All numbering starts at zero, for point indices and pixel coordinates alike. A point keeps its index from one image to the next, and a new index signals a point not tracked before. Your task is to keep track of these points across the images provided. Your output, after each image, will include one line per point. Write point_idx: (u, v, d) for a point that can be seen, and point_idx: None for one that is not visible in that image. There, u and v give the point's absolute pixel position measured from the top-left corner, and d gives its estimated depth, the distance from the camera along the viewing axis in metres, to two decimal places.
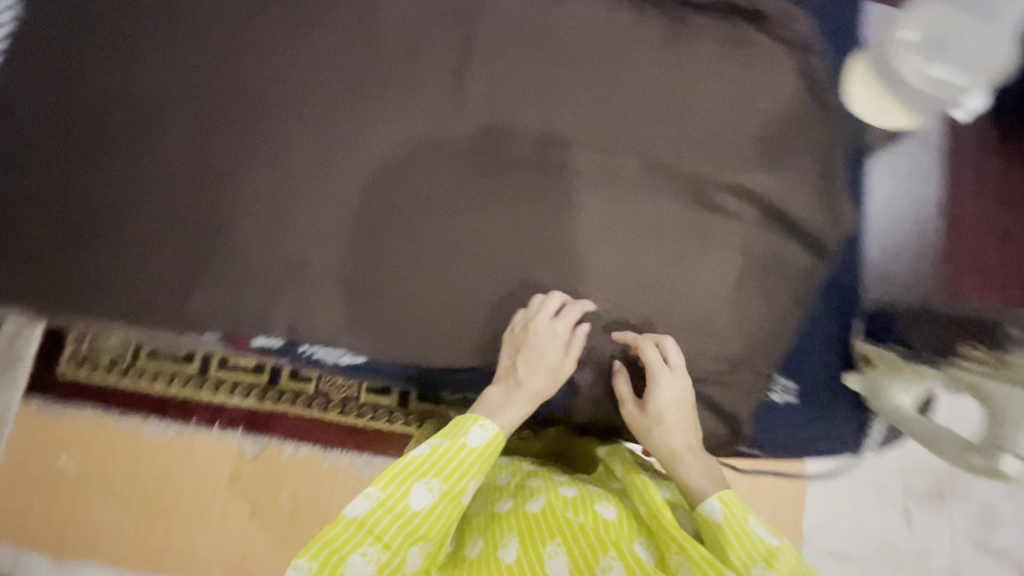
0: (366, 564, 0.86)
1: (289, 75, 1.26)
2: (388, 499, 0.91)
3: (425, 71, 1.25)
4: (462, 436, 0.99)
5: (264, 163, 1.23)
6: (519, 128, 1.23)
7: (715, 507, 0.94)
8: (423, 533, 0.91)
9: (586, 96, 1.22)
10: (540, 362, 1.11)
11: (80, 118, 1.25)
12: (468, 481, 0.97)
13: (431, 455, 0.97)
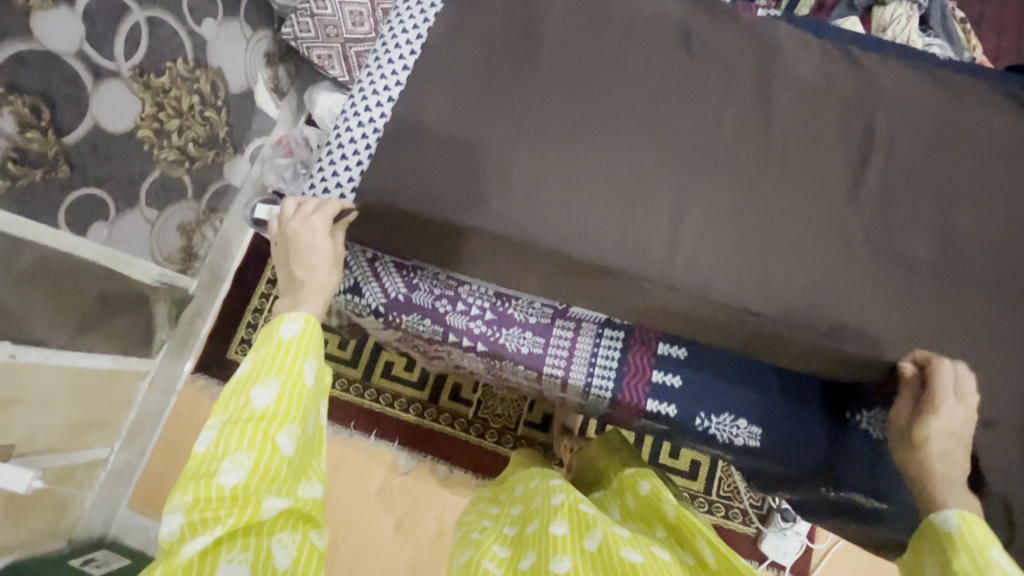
0: (233, 476, 0.73)
1: (706, 136, 0.97)
2: (243, 414, 0.77)
3: (797, 129, 0.97)
4: (274, 332, 0.86)
5: (700, 267, 0.92)
6: (909, 224, 0.93)
7: (951, 515, 0.81)
8: (284, 420, 0.79)
9: (986, 202, 0.93)
10: (315, 257, 0.96)
11: (526, 208, 0.94)
12: (298, 367, 0.83)
13: (253, 365, 0.81)
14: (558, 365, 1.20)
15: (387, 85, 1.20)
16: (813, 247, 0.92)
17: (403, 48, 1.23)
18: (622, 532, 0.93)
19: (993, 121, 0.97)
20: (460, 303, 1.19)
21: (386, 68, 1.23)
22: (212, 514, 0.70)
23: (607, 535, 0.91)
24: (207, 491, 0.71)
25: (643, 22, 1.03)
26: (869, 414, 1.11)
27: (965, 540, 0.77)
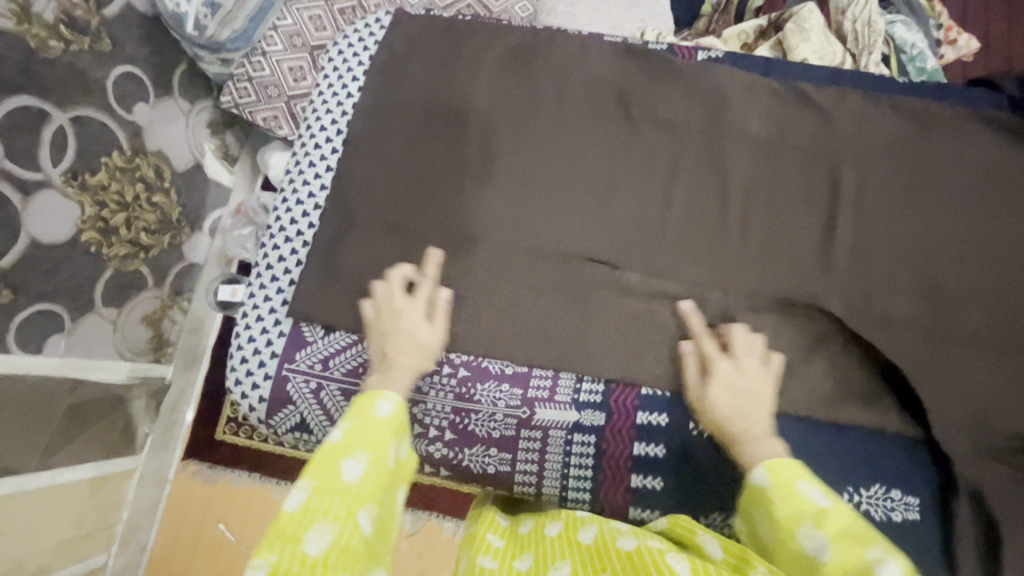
0: (323, 541, 0.44)
1: (658, 222, 0.77)
2: (313, 450, 0.51)
3: (718, 196, 0.77)
4: (369, 400, 0.56)
5: (673, 383, 0.71)
6: (873, 307, 0.72)
7: (760, 471, 0.54)
8: (352, 447, 0.51)
9: (960, 272, 0.72)
10: (406, 327, 0.67)
11: (454, 332, 0.74)
12: (367, 403, 0.55)
13: (347, 430, 0.52)
14: (527, 473, 0.72)
15: (324, 138, 0.87)
16: (801, 339, 0.72)
17: (338, 84, 0.90)
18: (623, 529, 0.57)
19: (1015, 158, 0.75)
20: (417, 420, 0.73)
21: (319, 110, 0.89)
22: None
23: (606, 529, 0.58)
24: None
25: (556, 92, 0.82)
26: (869, 491, 0.68)
27: (776, 490, 0.52)
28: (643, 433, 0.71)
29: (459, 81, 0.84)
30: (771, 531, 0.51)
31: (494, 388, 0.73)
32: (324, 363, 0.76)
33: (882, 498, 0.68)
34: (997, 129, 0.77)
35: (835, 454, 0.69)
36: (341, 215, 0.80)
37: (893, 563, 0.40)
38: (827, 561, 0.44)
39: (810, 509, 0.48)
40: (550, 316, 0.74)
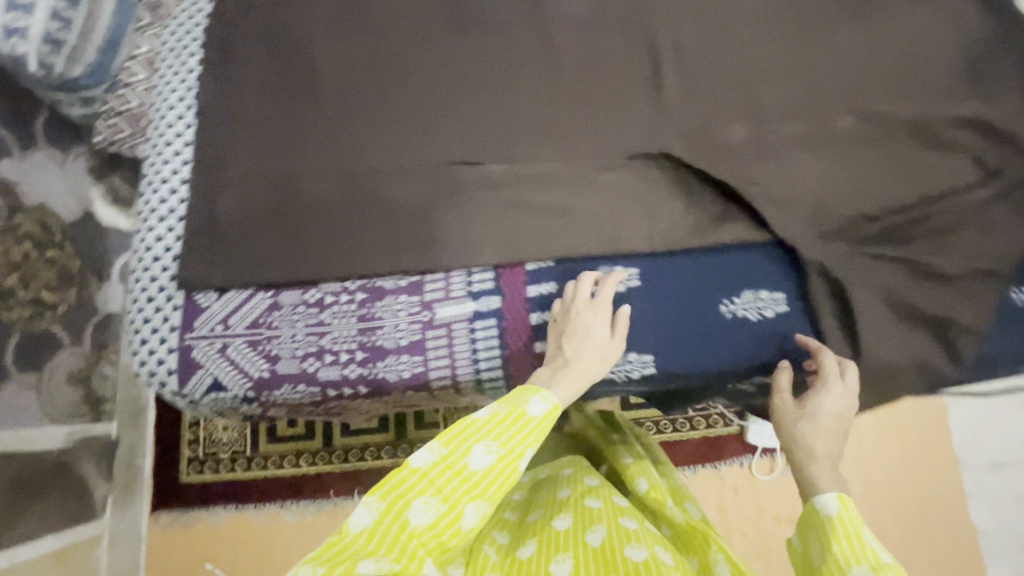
0: (428, 514, 0.56)
1: (510, 114, 0.82)
2: (455, 462, 0.58)
3: (552, 77, 0.83)
4: (522, 402, 0.62)
5: (554, 252, 0.77)
6: (703, 140, 0.80)
7: (834, 499, 0.57)
8: (485, 492, 0.58)
9: (770, 92, 0.81)
10: (586, 340, 0.69)
11: (342, 260, 0.78)
12: (520, 450, 0.60)
13: (488, 421, 0.60)
14: (441, 368, 0.75)
15: (176, 116, 0.84)
16: (648, 184, 0.79)
17: (178, 61, 0.86)
18: (631, 529, 0.70)
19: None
20: (325, 350, 0.76)
21: (164, 90, 0.86)
22: (391, 542, 0.53)
23: (618, 528, 0.71)
24: (395, 515, 0.54)
25: (389, 19, 0.86)
26: (742, 298, 0.75)
27: (846, 524, 0.55)
28: (538, 304, 0.76)
29: (295, 32, 0.86)
30: (821, 555, 0.55)
31: (392, 302, 0.77)
32: (224, 323, 0.77)
33: (754, 300, 0.75)
34: None
35: (706, 275, 0.76)
36: (208, 182, 0.81)
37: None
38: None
39: (870, 555, 0.53)
40: (424, 224, 0.78)
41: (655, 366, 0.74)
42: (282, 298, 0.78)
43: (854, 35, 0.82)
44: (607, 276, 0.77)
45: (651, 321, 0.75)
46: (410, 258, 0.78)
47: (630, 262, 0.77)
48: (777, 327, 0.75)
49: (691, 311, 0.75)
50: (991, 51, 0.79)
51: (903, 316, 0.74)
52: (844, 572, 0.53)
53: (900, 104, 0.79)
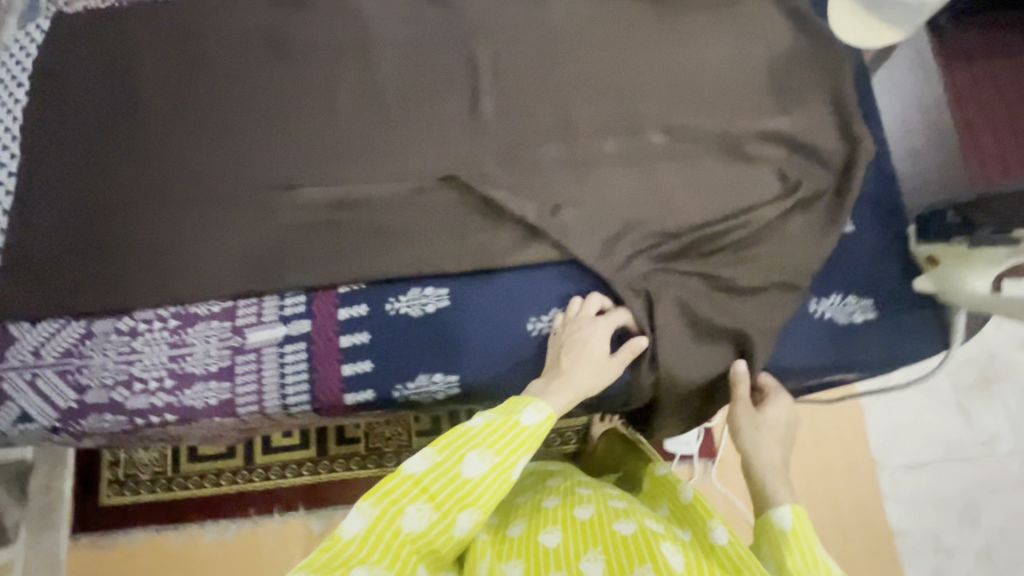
0: (421, 521, 0.57)
1: (328, 136, 0.82)
2: (447, 469, 0.59)
3: (369, 99, 0.83)
4: (515, 412, 0.62)
5: (365, 274, 0.77)
6: (515, 160, 0.81)
7: (788, 512, 0.61)
8: (476, 501, 0.59)
9: (581, 108, 0.82)
10: (585, 356, 0.70)
11: (153, 288, 0.78)
12: (515, 460, 0.61)
13: (486, 430, 0.61)
14: (249, 394, 0.75)
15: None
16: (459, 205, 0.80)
17: (4, 91, 0.86)
18: (657, 527, 0.63)
19: (615, 3, 0.85)
20: (135, 378, 0.75)
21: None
22: (382, 549, 0.55)
23: (606, 506, 0.67)
24: (387, 523, 0.56)
25: (214, 45, 0.86)
26: (549, 316, 0.77)
27: (799, 539, 0.59)
28: (348, 326, 0.76)
29: (120, 60, 0.86)
30: (774, 568, 0.58)
31: (204, 327, 0.77)
32: (37, 352, 0.77)
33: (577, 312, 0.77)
34: None
35: (517, 294, 0.77)
36: (29, 214, 0.81)
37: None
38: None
39: (823, 567, 0.56)
40: (237, 249, 0.79)
41: (460, 386, 0.75)
42: (95, 327, 0.77)
43: (668, 50, 0.83)
44: (418, 296, 0.77)
45: (456, 342, 0.75)
46: (220, 284, 0.78)
47: (438, 282, 0.78)
48: None
49: (499, 330, 0.76)
50: (794, 65, 0.81)
51: (696, 331, 0.76)
52: None
53: (706, 120, 0.80)
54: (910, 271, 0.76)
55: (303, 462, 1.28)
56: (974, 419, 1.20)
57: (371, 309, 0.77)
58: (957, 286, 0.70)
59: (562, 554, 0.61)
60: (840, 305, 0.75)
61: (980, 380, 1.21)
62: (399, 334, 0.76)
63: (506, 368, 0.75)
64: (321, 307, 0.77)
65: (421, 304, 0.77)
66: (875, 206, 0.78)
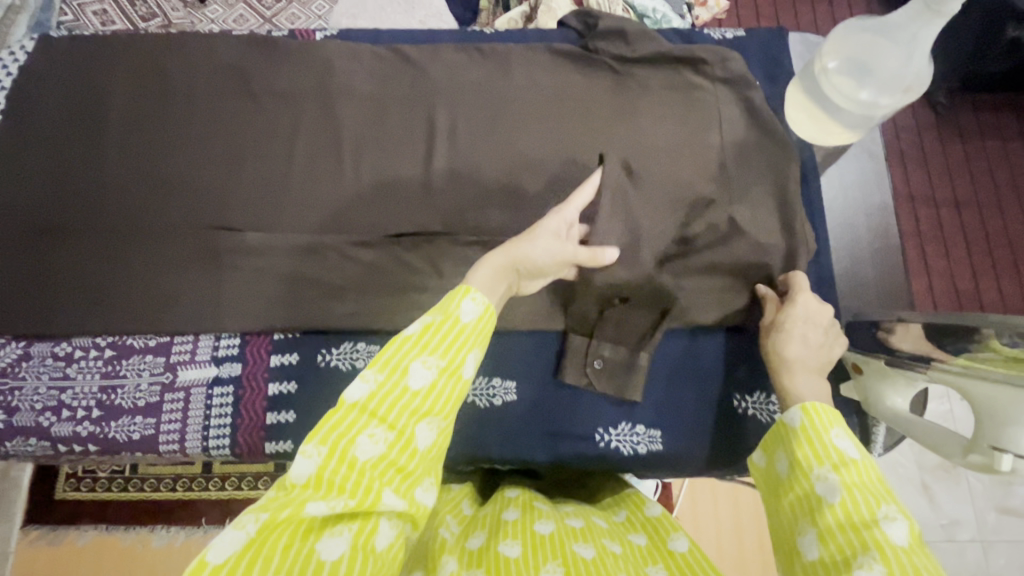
0: (378, 446, 0.49)
1: (283, 182, 0.84)
2: (393, 386, 0.50)
3: (329, 146, 0.85)
4: (453, 306, 0.54)
5: (298, 324, 0.79)
6: (461, 221, 0.82)
7: (798, 410, 0.58)
8: (431, 411, 0.52)
9: (531, 177, 0.83)
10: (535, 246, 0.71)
11: (92, 318, 0.79)
12: (464, 356, 0.53)
13: (422, 333, 0.52)
14: (171, 432, 0.76)
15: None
16: (398, 263, 0.81)
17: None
18: (616, 548, 0.61)
19: (578, 77, 0.87)
20: (64, 404, 0.77)
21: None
22: (343, 481, 0.48)
23: (564, 526, 0.64)
24: (338, 460, 0.48)
25: (186, 80, 0.89)
26: (474, 384, 0.80)
27: (810, 433, 0.56)
28: (278, 374, 0.78)
29: (91, 87, 0.89)
30: (787, 464, 0.56)
31: (137, 361, 0.78)
32: None
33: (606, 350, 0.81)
34: (560, 57, 0.89)
35: None
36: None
37: (899, 524, 0.47)
38: (834, 503, 0.51)
39: (832, 454, 0.53)
40: (176, 287, 0.80)
41: None
42: (34, 349, 0.79)
43: (623, 128, 0.84)
44: (350, 351, 0.79)
45: None
46: (153, 320, 0.79)
47: (369, 339, 0.80)
48: (506, 418, 0.80)
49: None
50: (744, 157, 0.82)
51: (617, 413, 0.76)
52: (808, 471, 0.54)
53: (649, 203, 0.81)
54: (836, 375, 0.76)
55: (261, 475, 1.24)
56: (935, 500, 1.18)
57: (301, 357, 0.79)
58: (877, 398, 0.70)
59: (522, 564, 0.57)
60: (763, 404, 0.80)
61: (944, 460, 1.19)
62: (323, 388, 0.77)
63: None
64: (250, 353, 0.79)
65: (350, 358, 0.79)
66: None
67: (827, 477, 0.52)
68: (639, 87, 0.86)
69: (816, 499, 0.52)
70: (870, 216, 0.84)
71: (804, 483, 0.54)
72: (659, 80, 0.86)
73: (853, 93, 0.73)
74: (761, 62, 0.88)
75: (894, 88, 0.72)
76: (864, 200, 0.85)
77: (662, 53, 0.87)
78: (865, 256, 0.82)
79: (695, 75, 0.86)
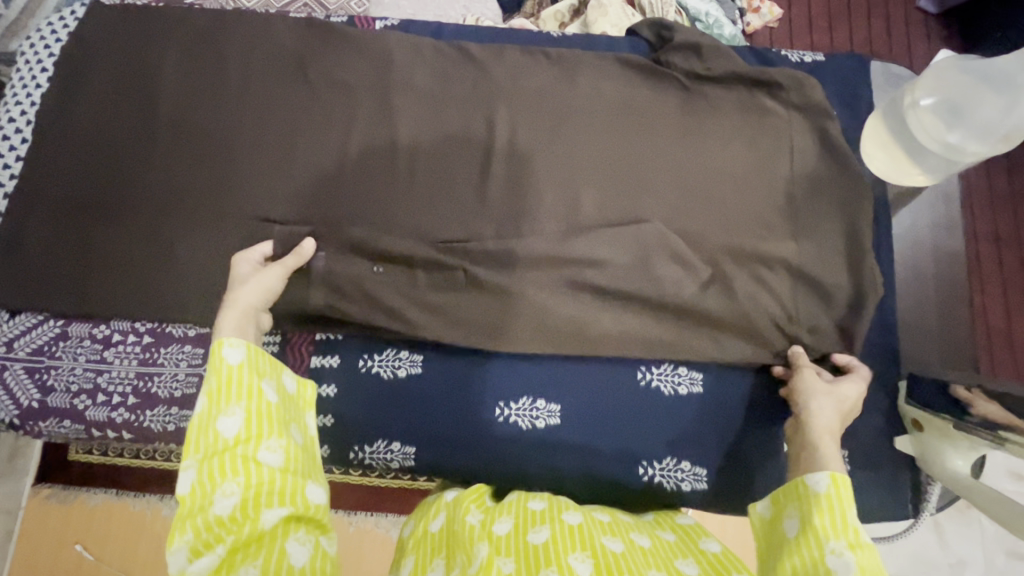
0: (231, 499, 0.47)
1: (331, 175, 0.81)
2: (210, 449, 0.49)
3: (381, 141, 0.82)
4: (214, 361, 0.54)
5: (339, 326, 0.77)
6: (512, 231, 0.79)
7: (826, 477, 0.54)
8: (263, 435, 0.51)
9: (588, 191, 0.80)
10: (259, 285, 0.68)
11: (131, 302, 0.78)
12: (257, 385, 0.53)
13: (209, 394, 0.52)
14: None
15: (13, 129, 0.86)
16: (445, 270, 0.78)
17: (28, 74, 0.88)
18: (644, 544, 0.59)
19: (645, 91, 0.83)
20: (100, 388, 0.76)
21: (8, 101, 0.88)
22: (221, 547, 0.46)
23: (592, 518, 0.62)
24: (202, 532, 0.46)
25: (239, 60, 0.86)
26: (518, 404, 0.75)
27: (831, 503, 0.52)
28: (316, 376, 0.77)
29: (140, 60, 0.86)
30: (798, 525, 0.52)
31: (175, 350, 0.77)
32: (10, 345, 0.77)
33: (671, 374, 0.76)
34: (628, 66, 0.85)
35: (490, 376, 0.76)
36: (20, 200, 0.81)
37: None
38: None
39: (851, 532, 0.49)
40: (215, 277, 0.78)
41: (415, 458, 0.75)
42: (72, 329, 0.78)
43: (688, 147, 0.81)
44: (392, 358, 0.77)
45: (417, 412, 0.76)
46: (192, 311, 0.77)
47: (410, 347, 0.77)
48: (546, 444, 0.74)
49: (465, 408, 0.75)
50: (812, 190, 0.79)
51: (659, 445, 0.74)
52: (822, 541, 0.49)
53: (710, 228, 0.78)
54: (890, 427, 0.74)
55: None
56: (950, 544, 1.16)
57: (341, 360, 0.77)
58: (935, 459, 0.68)
59: (549, 549, 0.55)
60: None
61: (964, 505, 1.17)
62: (364, 395, 0.76)
63: (464, 446, 0.74)
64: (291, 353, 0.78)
65: (390, 368, 0.77)
66: (873, 354, 0.75)
67: (843, 555, 0.48)
68: (709, 105, 0.82)
69: (824, 571, 0.48)
70: (937, 261, 0.81)
71: (814, 552, 0.49)
72: (730, 101, 0.82)
73: (938, 135, 0.70)
74: (838, 91, 0.84)
75: (986, 136, 0.68)
76: (933, 247, 0.81)
77: (738, 70, 0.82)
78: (931, 306, 0.78)
79: (769, 99, 0.82)
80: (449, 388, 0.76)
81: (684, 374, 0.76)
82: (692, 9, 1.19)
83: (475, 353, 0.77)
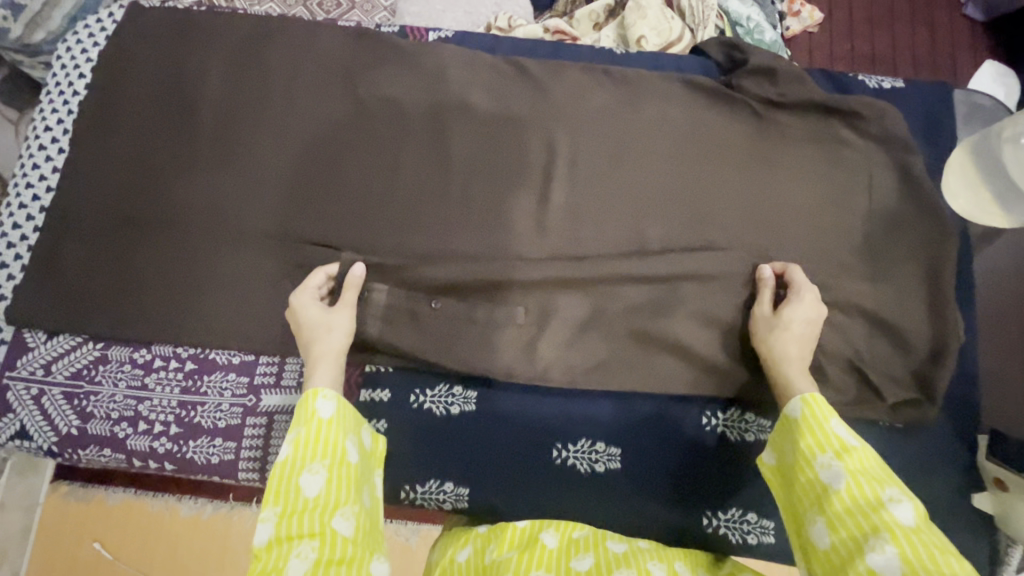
0: (307, 560, 0.47)
1: (384, 197, 0.77)
2: (293, 506, 0.50)
3: (435, 162, 0.78)
4: (305, 411, 0.57)
5: (390, 358, 0.74)
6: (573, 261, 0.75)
7: (799, 402, 0.57)
8: (341, 501, 0.52)
9: (653, 221, 0.76)
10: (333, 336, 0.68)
11: (174, 327, 0.74)
12: (341, 446, 0.56)
13: (295, 448, 0.54)
14: (251, 459, 0.73)
15: (50, 139, 0.83)
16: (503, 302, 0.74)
17: (65, 79, 0.85)
18: None
19: (715, 117, 0.79)
20: (141, 417, 0.73)
21: (45, 109, 0.84)
22: None
23: (639, 546, 0.62)
24: None
25: (286, 71, 0.81)
26: (576, 446, 0.72)
27: (809, 424, 0.55)
28: (365, 410, 0.74)
29: (182, 69, 0.82)
30: (792, 454, 0.55)
31: (219, 378, 0.74)
32: (48, 368, 0.75)
33: (738, 421, 0.72)
34: (697, 89, 0.80)
35: (548, 416, 0.73)
36: (58, 216, 0.78)
37: (905, 503, 0.47)
38: (841, 490, 0.50)
39: (835, 443, 0.52)
40: (261, 302, 0.75)
41: (467, 499, 0.73)
42: (111, 352, 0.75)
43: (761, 178, 0.76)
44: (445, 394, 0.74)
45: (470, 450, 0.73)
46: (238, 338, 0.74)
47: (464, 383, 0.74)
48: (605, 489, 0.71)
49: (521, 449, 0.73)
50: (891, 229, 0.74)
51: (725, 495, 0.71)
52: (812, 460, 0.53)
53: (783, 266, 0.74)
54: (967, 482, 0.70)
55: None
56: None
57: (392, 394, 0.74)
58: (1018, 520, 0.65)
59: None
60: None
61: None
62: (415, 431, 0.73)
63: (520, 487, 0.72)
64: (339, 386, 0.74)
65: (442, 404, 0.74)
66: (950, 405, 0.72)
67: (833, 465, 0.51)
68: (783, 134, 0.78)
69: (822, 488, 0.51)
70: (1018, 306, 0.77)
71: (810, 475, 0.53)
72: (805, 129, 0.78)
73: None
74: (919, 121, 0.80)
75: None
76: (1014, 291, 0.77)
77: (816, 97, 0.77)
78: (1010, 354, 0.75)
79: (847, 129, 0.77)
80: (504, 427, 0.73)
81: (752, 421, 0.72)
82: (733, 12, 1.11)
83: (533, 391, 0.74)
